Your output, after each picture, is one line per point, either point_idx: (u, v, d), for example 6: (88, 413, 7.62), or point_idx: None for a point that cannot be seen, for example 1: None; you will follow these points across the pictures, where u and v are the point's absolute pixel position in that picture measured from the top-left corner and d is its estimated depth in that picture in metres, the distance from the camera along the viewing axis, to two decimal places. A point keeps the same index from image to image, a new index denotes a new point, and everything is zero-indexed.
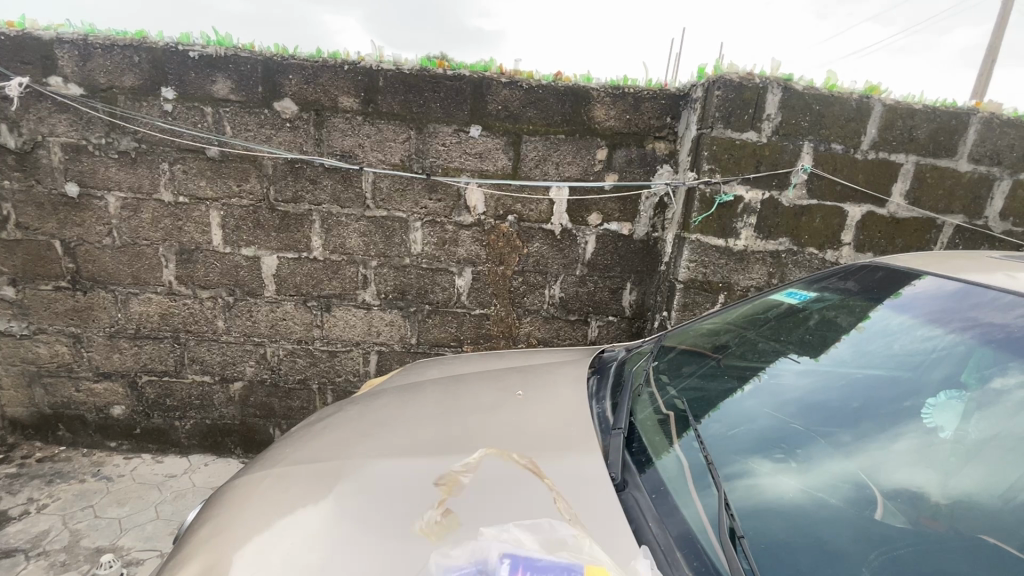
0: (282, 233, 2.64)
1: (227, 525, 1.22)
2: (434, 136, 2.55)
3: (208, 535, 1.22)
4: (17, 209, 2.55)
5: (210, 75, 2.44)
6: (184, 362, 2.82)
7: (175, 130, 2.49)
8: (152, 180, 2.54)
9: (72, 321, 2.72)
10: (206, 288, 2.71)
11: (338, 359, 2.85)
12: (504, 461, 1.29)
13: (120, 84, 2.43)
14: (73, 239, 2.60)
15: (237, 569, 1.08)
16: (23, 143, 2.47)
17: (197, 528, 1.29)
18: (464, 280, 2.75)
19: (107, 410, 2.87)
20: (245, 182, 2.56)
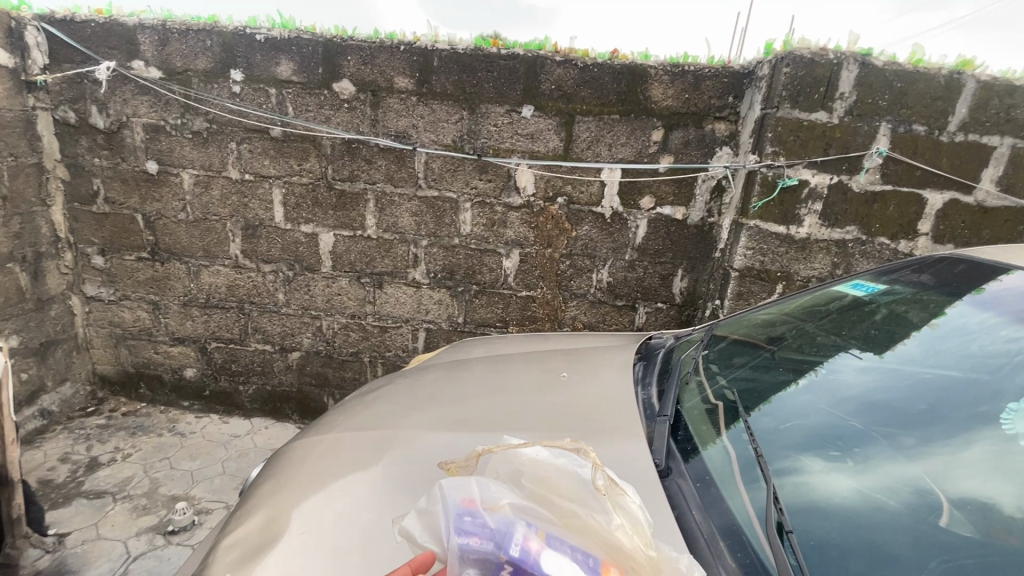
0: (339, 212, 2.74)
1: (286, 482, 1.31)
2: (487, 116, 2.55)
3: (270, 490, 1.31)
4: (105, 185, 2.77)
5: (275, 57, 2.53)
6: (248, 331, 3.01)
7: (243, 111, 2.61)
8: (222, 159, 2.69)
9: (152, 289, 2.95)
10: (269, 263, 2.86)
11: (389, 335, 2.95)
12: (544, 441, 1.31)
13: (195, 67, 2.58)
14: (153, 213, 2.80)
15: (294, 522, 1.17)
16: (110, 123, 2.67)
17: (260, 484, 1.38)
18: (512, 262, 2.76)
19: (181, 372, 3.11)
20: (306, 161, 2.67)
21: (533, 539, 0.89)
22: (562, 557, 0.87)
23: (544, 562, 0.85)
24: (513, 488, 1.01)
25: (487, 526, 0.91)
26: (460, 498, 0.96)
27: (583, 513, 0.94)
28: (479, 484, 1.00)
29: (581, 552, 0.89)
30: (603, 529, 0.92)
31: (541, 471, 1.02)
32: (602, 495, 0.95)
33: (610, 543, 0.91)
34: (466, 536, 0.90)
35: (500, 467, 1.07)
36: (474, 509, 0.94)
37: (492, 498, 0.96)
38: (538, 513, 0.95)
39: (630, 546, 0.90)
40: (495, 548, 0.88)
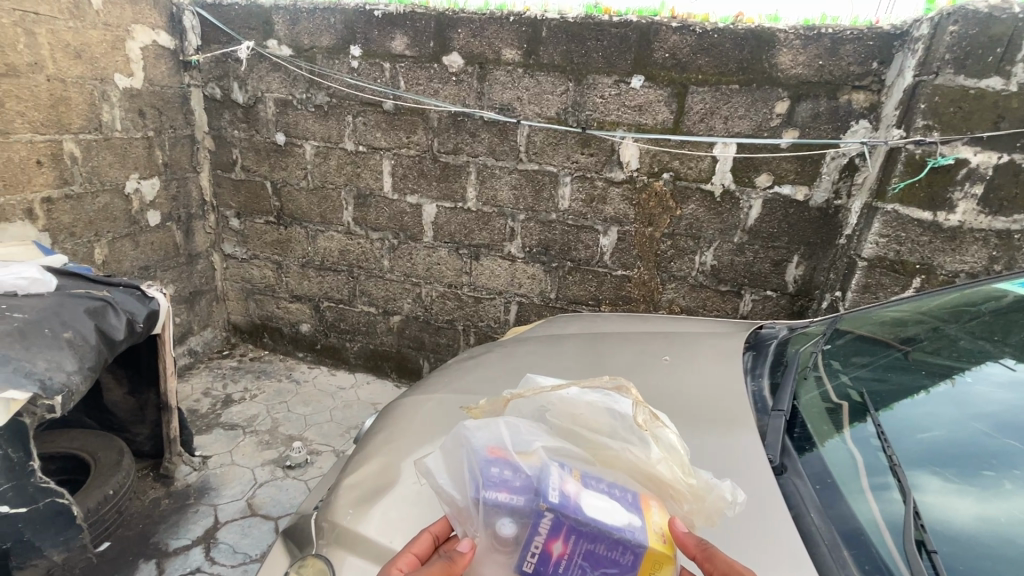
0: (442, 184, 2.83)
1: (396, 436, 1.41)
2: (593, 88, 2.47)
3: (382, 442, 1.41)
4: (242, 154, 3.09)
5: (391, 32, 2.63)
6: (356, 293, 3.25)
7: (360, 86, 2.76)
8: (339, 131, 2.88)
9: (276, 250, 3.28)
10: (376, 230, 3.05)
11: (482, 305, 3.04)
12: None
13: (320, 44, 2.75)
14: (280, 181, 3.09)
15: (405, 473, 1.26)
16: (247, 98, 2.96)
17: (372, 435, 1.50)
18: (609, 240, 2.70)
19: (298, 326, 3.45)
20: (413, 134, 2.78)
21: (571, 481, 0.91)
22: (599, 494, 0.90)
23: (583, 499, 0.87)
24: (546, 433, 1.03)
25: (518, 476, 0.90)
26: (490, 447, 0.96)
27: (620, 447, 0.99)
28: (509, 435, 1.00)
29: (618, 488, 0.93)
30: (641, 463, 0.97)
31: (575, 410, 1.07)
32: (642, 430, 1.01)
33: (649, 475, 0.97)
34: (497, 489, 0.88)
35: (530, 408, 1.12)
36: (505, 459, 0.93)
37: (525, 446, 0.97)
38: (573, 455, 0.99)
39: (671, 478, 0.96)
40: (531, 498, 0.86)
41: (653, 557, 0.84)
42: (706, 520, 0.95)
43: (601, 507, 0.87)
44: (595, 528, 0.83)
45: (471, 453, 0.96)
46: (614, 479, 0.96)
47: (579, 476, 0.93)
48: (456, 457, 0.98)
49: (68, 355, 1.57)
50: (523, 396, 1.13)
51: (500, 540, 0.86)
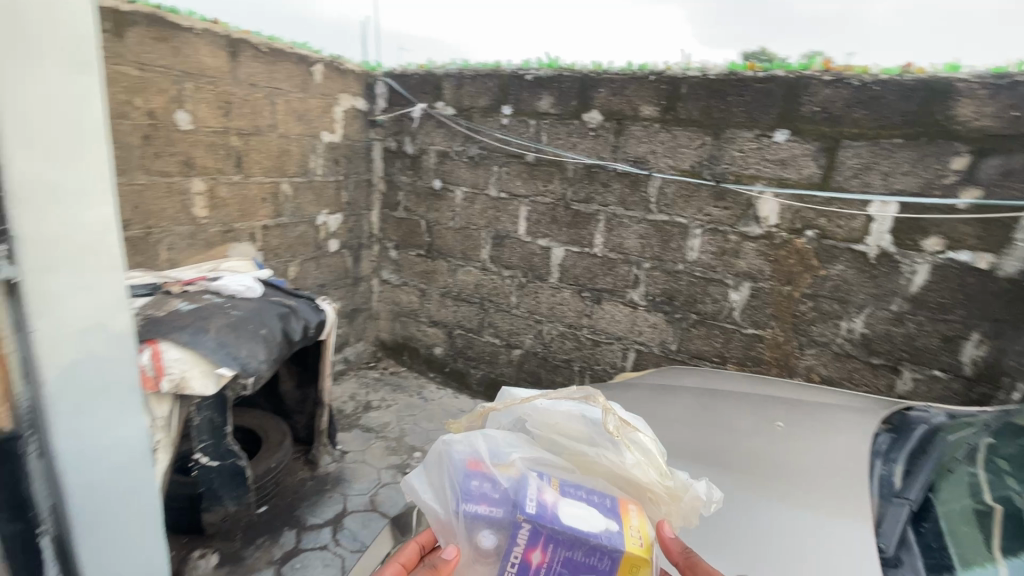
0: (572, 229, 2.99)
1: None
2: (732, 142, 2.45)
3: None
4: (406, 196, 3.62)
5: (539, 93, 2.93)
6: (484, 324, 3.52)
7: (508, 140, 3.09)
8: (486, 179, 3.23)
9: (423, 279, 3.72)
10: (508, 269, 3.30)
11: (600, 349, 3.08)
12: (748, 499, 1.25)
13: (478, 104, 3.16)
14: (432, 220, 3.54)
15: None
16: (415, 150, 3.48)
17: None
18: (740, 295, 2.58)
19: (432, 349, 3.83)
20: (550, 183, 3.00)
21: (549, 490, 1.10)
22: (578, 501, 1.09)
23: (559, 507, 1.06)
24: (525, 446, 1.25)
25: (497, 490, 1.09)
26: (469, 461, 1.16)
27: (594, 453, 1.22)
28: (488, 452, 1.19)
29: (595, 495, 1.12)
30: (615, 467, 1.20)
31: (552, 420, 1.30)
32: (614, 438, 1.23)
33: (626, 480, 1.19)
34: (477, 502, 1.07)
35: (510, 419, 1.36)
36: (483, 472, 1.13)
37: (502, 460, 1.17)
38: (551, 466, 1.21)
39: (647, 482, 1.17)
40: (510, 511, 1.05)
41: (629, 559, 1.00)
42: (684, 519, 1.16)
43: (577, 513, 1.05)
44: (571, 534, 1.00)
45: (451, 470, 1.16)
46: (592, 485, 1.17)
47: (558, 486, 1.13)
48: (440, 474, 1.17)
49: (260, 347, 1.99)
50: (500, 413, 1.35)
51: (482, 550, 1.04)
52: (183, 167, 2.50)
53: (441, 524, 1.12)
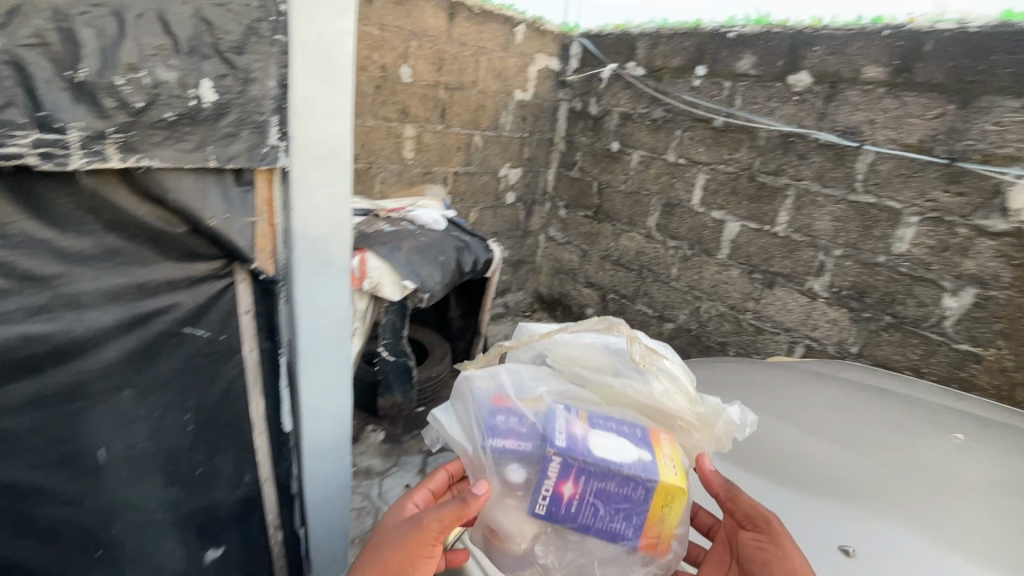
0: (753, 204, 2.76)
1: None
2: (987, 112, 1.99)
3: None
4: (583, 157, 3.72)
5: (740, 53, 2.70)
6: (639, 293, 3.50)
7: (696, 103, 2.94)
8: (666, 144, 3.13)
9: (586, 240, 3.82)
10: (674, 239, 3.20)
11: (762, 338, 2.86)
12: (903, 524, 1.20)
13: (670, 65, 3.05)
14: (605, 182, 3.58)
15: None
16: (599, 111, 3.53)
17: None
18: (958, 302, 2.15)
19: (585, 309, 3.95)
20: (736, 152, 2.80)
21: (578, 422, 1.09)
22: (608, 433, 1.07)
23: (588, 438, 1.04)
24: (546, 378, 1.24)
25: (523, 424, 1.09)
26: (494, 397, 1.16)
27: (619, 384, 1.21)
28: (511, 386, 1.19)
29: (625, 425, 1.12)
30: (644, 397, 1.19)
31: (573, 354, 1.27)
32: (640, 367, 1.20)
33: (655, 409, 1.19)
34: (504, 436, 1.07)
35: (530, 355, 1.33)
36: (508, 407, 1.13)
37: (528, 395, 1.17)
38: (578, 398, 1.20)
39: (677, 411, 1.18)
40: (536, 444, 1.05)
41: (665, 490, 1.01)
42: (718, 444, 1.19)
43: (605, 445, 1.03)
44: (602, 468, 0.99)
45: (475, 407, 1.16)
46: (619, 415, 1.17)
47: (587, 418, 1.11)
48: (463, 411, 1.18)
49: (437, 271, 2.33)
50: (515, 347, 1.31)
51: (512, 482, 1.06)
52: (401, 114, 2.96)
53: (471, 460, 1.14)
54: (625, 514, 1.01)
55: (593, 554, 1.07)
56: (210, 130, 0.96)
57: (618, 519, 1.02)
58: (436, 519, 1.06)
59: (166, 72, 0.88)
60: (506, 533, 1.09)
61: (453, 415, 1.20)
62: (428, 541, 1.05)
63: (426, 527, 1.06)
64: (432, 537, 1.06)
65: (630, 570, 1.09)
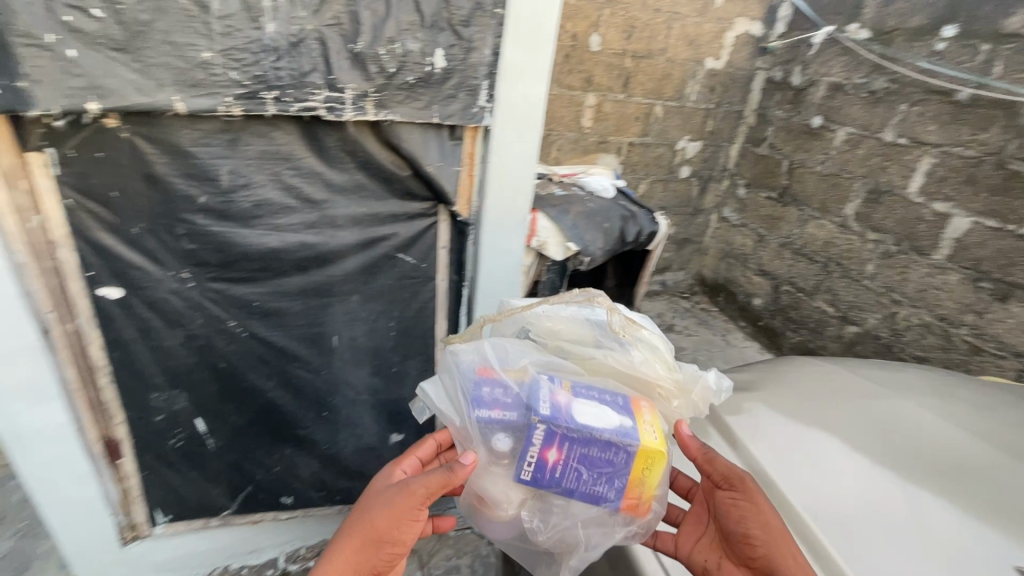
0: (997, 197, 2.27)
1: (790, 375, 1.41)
2: None
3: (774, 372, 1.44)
4: (775, 132, 3.38)
5: (1011, 8, 2.19)
6: (821, 288, 3.14)
7: (935, 71, 2.44)
8: (884, 120, 2.69)
9: (765, 224, 3.51)
10: (876, 232, 2.78)
11: (980, 360, 2.42)
12: None
13: (906, 26, 2.59)
14: (798, 161, 3.22)
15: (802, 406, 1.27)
16: (803, 82, 3.15)
17: (758, 364, 1.54)
18: None
19: (751, 299, 3.69)
20: (982, 132, 2.30)
21: (562, 390, 0.97)
22: (592, 400, 0.96)
23: (573, 406, 0.93)
24: (530, 349, 1.12)
25: (507, 394, 0.97)
26: (476, 366, 1.04)
27: (601, 353, 1.11)
28: (495, 356, 1.06)
29: (607, 393, 1.00)
30: (627, 365, 1.10)
31: (552, 325, 1.17)
32: (621, 337, 1.12)
33: (633, 377, 1.09)
34: (488, 406, 0.95)
35: (512, 328, 1.21)
36: (491, 376, 1.01)
37: (509, 365, 1.05)
38: (561, 368, 1.08)
39: (658, 379, 1.09)
40: (522, 413, 0.94)
41: (646, 454, 0.91)
42: (695, 411, 1.12)
43: (592, 412, 0.92)
44: (588, 434, 0.88)
45: (458, 380, 1.03)
46: (601, 384, 1.06)
47: (570, 386, 0.99)
48: (447, 384, 1.06)
49: (600, 237, 2.41)
50: (496, 320, 1.17)
51: (498, 453, 0.94)
52: (584, 83, 3.04)
53: (457, 432, 1.02)
54: (607, 480, 0.91)
55: (574, 521, 0.98)
56: (438, 92, 1.18)
57: (601, 485, 0.92)
58: (422, 484, 0.96)
59: (413, 44, 1.11)
60: (484, 506, 0.98)
61: (438, 387, 1.09)
62: (414, 505, 0.96)
63: (411, 493, 0.96)
64: (416, 502, 0.96)
65: (611, 531, 0.99)
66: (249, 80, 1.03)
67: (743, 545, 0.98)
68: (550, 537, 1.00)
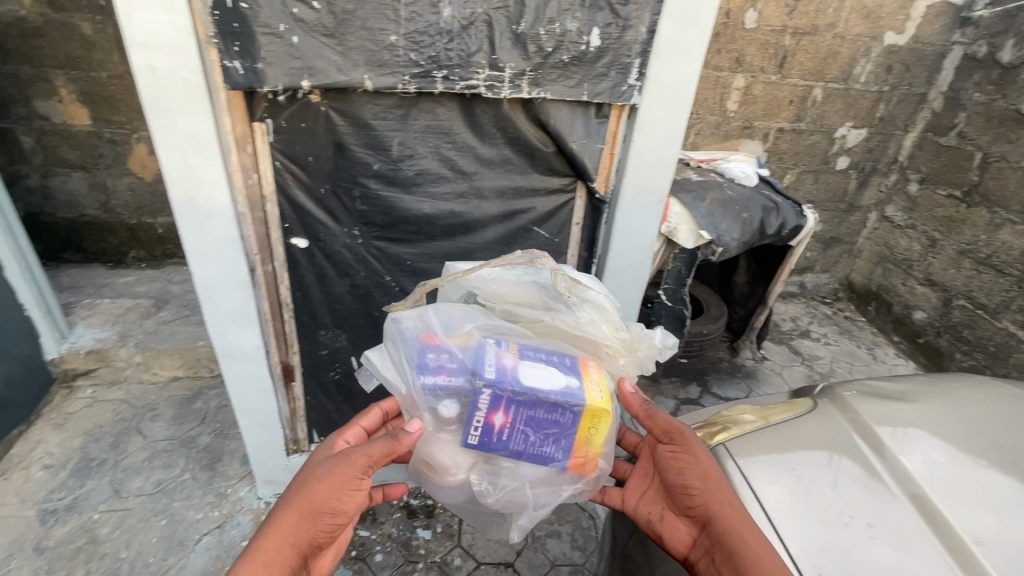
0: None
1: (957, 393, 1.22)
2: None
3: (934, 387, 1.25)
4: (968, 120, 2.87)
5: None
6: (1010, 306, 2.67)
7: None
8: None
9: (941, 227, 3.03)
10: None
11: None
12: None
13: None
14: (996, 154, 2.71)
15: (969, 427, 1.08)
16: (1015, 58, 2.63)
17: (912, 377, 1.35)
18: None
19: (912, 312, 3.23)
20: None
21: (507, 352, 0.98)
22: (538, 361, 0.97)
23: (518, 368, 0.93)
24: (477, 314, 1.11)
25: (452, 359, 0.99)
26: (422, 333, 1.05)
27: (549, 316, 1.11)
28: (438, 322, 1.07)
29: (552, 354, 1.01)
30: (575, 327, 1.10)
31: (498, 288, 1.15)
32: (567, 297, 1.12)
33: (583, 339, 1.10)
34: (432, 371, 0.97)
35: (455, 293, 1.19)
36: (436, 342, 1.02)
37: (455, 329, 1.05)
38: (509, 332, 1.08)
39: (604, 338, 1.10)
40: (466, 377, 0.96)
41: (593, 413, 0.92)
42: (642, 369, 1.14)
43: (538, 374, 0.93)
44: (533, 397, 0.89)
45: (407, 347, 1.04)
46: (551, 346, 1.06)
47: (517, 348, 1.00)
48: (393, 352, 1.08)
49: (736, 227, 2.29)
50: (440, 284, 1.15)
51: (445, 417, 0.96)
52: (734, 64, 2.84)
53: (405, 400, 1.06)
54: (554, 440, 0.94)
55: (523, 483, 1.02)
56: (590, 70, 1.22)
57: (548, 445, 0.95)
58: (364, 454, 0.98)
59: (572, 23, 1.15)
60: (436, 470, 1.02)
61: (386, 355, 1.11)
62: (355, 473, 0.98)
63: (352, 462, 0.98)
64: (358, 470, 0.97)
65: (560, 489, 1.03)
66: (425, 61, 1.15)
67: (683, 496, 1.03)
68: (500, 499, 1.03)
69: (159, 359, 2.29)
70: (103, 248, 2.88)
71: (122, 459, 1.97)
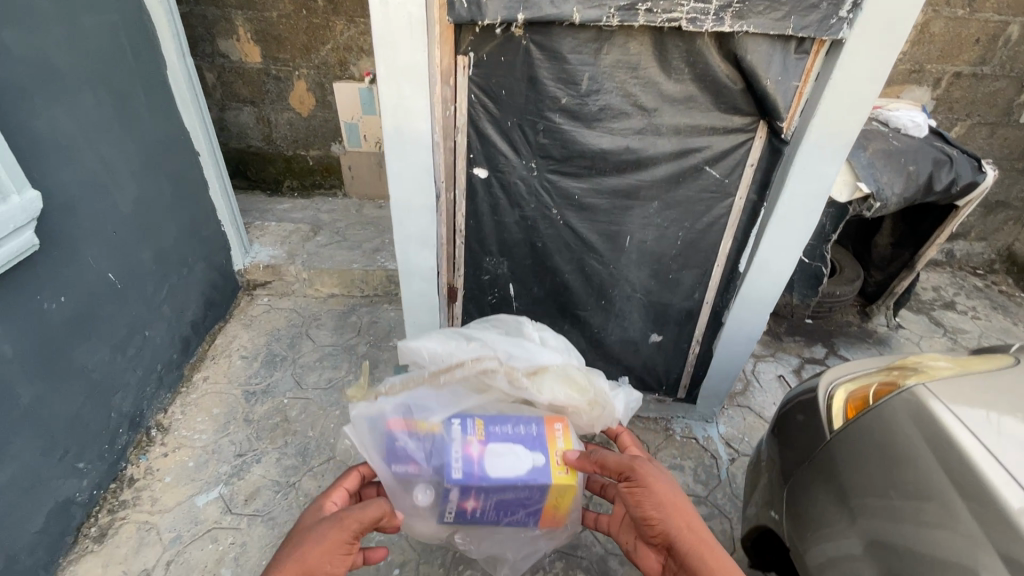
0: None
1: None
2: None
3: None
4: None
5: None
6: None
7: None
8: None
9: None
10: None
11: None
12: None
13: None
14: None
15: None
16: None
17: None
18: None
19: None
20: None
21: (473, 438, 1.10)
22: (502, 442, 1.10)
23: (485, 458, 1.07)
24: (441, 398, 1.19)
25: (420, 450, 1.11)
26: (386, 422, 1.15)
27: (512, 394, 1.22)
28: (401, 411, 1.16)
29: (516, 427, 1.14)
30: (541, 399, 1.22)
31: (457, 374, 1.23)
32: (528, 379, 1.21)
33: (546, 407, 1.23)
34: (406, 465, 1.11)
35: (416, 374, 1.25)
36: (405, 431, 1.13)
37: (422, 416, 1.15)
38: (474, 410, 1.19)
39: (569, 403, 1.22)
40: (438, 471, 1.09)
41: (557, 488, 1.08)
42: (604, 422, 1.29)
43: (503, 459, 1.07)
44: (501, 485, 1.05)
45: (373, 442, 1.13)
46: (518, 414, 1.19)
47: (484, 427, 1.13)
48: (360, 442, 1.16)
49: (899, 181, 2.11)
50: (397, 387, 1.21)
51: (422, 501, 1.12)
52: None
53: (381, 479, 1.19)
54: (523, 512, 1.11)
55: (504, 538, 1.25)
56: (801, 1, 1.17)
57: (519, 516, 1.12)
58: (357, 518, 1.04)
59: None
60: (425, 534, 1.21)
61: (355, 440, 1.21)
62: (346, 536, 1.02)
63: (344, 525, 1.03)
64: (351, 533, 1.03)
65: (536, 540, 1.26)
66: None
67: (644, 525, 1.10)
68: (481, 547, 1.29)
69: (321, 277, 2.59)
70: (264, 177, 3.22)
71: (297, 358, 2.30)
